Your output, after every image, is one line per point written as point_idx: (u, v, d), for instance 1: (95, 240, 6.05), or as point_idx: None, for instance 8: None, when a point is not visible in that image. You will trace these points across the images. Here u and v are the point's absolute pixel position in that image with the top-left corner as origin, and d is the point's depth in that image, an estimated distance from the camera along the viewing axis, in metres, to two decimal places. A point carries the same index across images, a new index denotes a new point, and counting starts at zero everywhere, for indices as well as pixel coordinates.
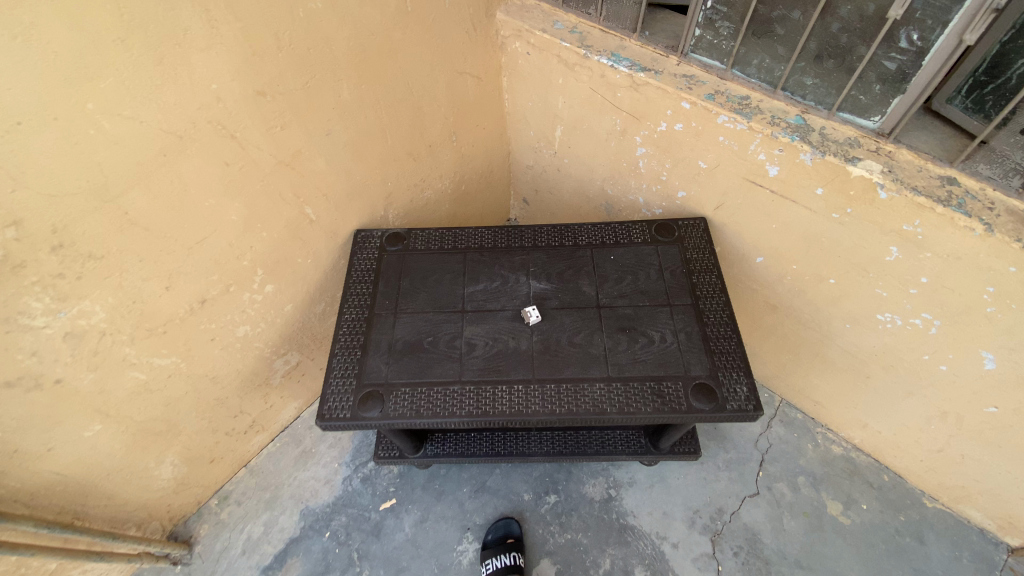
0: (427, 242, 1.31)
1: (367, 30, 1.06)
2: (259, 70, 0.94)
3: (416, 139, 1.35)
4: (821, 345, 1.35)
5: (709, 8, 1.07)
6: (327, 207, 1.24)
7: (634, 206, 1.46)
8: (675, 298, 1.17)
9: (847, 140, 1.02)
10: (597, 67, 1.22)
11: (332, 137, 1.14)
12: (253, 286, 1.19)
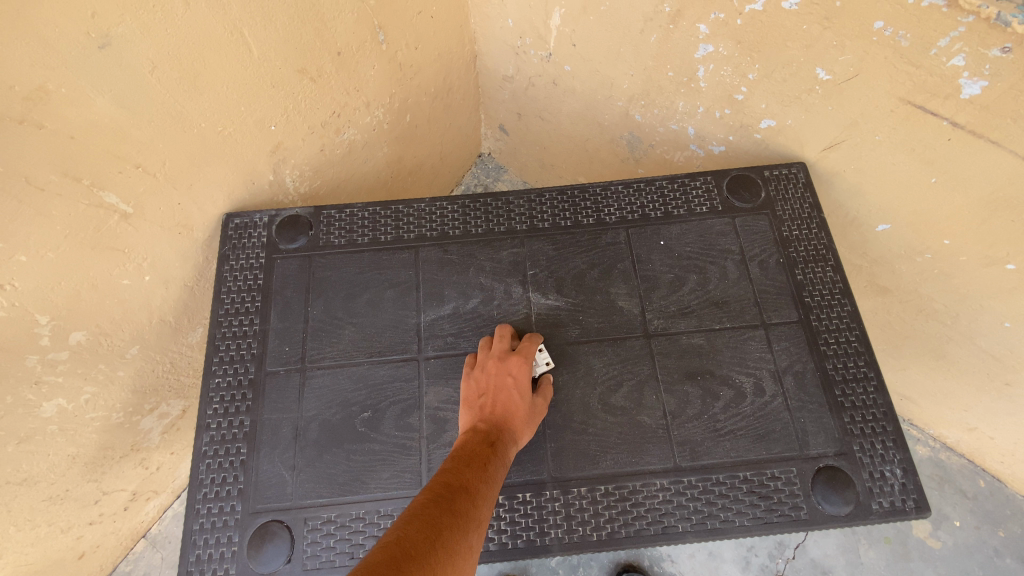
0: (350, 230, 0.78)
1: None
2: None
3: (311, 44, 0.76)
4: (944, 340, 0.94)
5: None
6: (155, 186, 0.68)
7: (679, 140, 0.94)
8: (770, 313, 0.71)
9: None
10: None
11: (120, 54, 0.57)
12: (45, 343, 0.67)
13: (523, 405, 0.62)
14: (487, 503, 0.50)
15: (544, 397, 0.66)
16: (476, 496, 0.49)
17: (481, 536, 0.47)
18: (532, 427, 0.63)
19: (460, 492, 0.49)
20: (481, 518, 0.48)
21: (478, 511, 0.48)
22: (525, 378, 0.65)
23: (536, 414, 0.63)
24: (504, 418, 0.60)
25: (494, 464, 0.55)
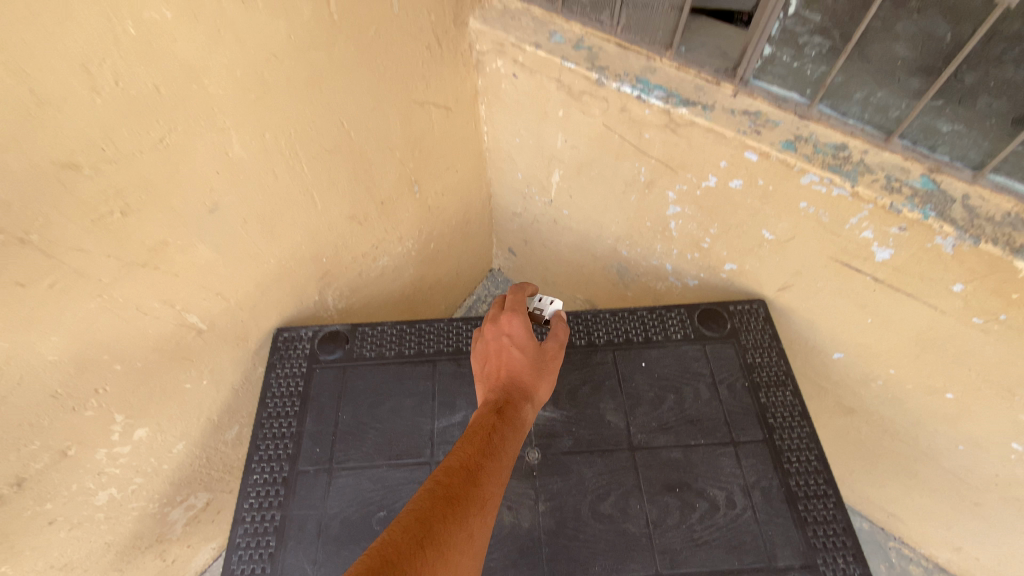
0: (379, 345, 0.92)
1: (265, 53, 0.67)
2: (60, 133, 0.54)
3: (361, 197, 0.95)
4: (912, 460, 1.02)
5: (791, 16, 0.71)
6: (226, 308, 0.84)
7: (660, 272, 1.10)
8: (739, 431, 0.82)
9: (1006, 218, 0.68)
10: (616, 99, 0.86)
11: (222, 215, 0.75)
12: (113, 439, 0.79)
13: (523, 360, 0.72)
14: (494, 475, 0.59)
15: (549, 347, 0.75)
16: (479, 474, 0.58)
17: (489, 508, 0.56)
18: (540, 375, 0.72)
19: (460, 474, 0.57)
20: (484, 493, 0.56)
21: (479, 494, 0.56)
22: (520, 337, 0.74)
23: (542, 365, 0.73)
24: (512, 385, 0.70)
25: (502, 432, 0.64)
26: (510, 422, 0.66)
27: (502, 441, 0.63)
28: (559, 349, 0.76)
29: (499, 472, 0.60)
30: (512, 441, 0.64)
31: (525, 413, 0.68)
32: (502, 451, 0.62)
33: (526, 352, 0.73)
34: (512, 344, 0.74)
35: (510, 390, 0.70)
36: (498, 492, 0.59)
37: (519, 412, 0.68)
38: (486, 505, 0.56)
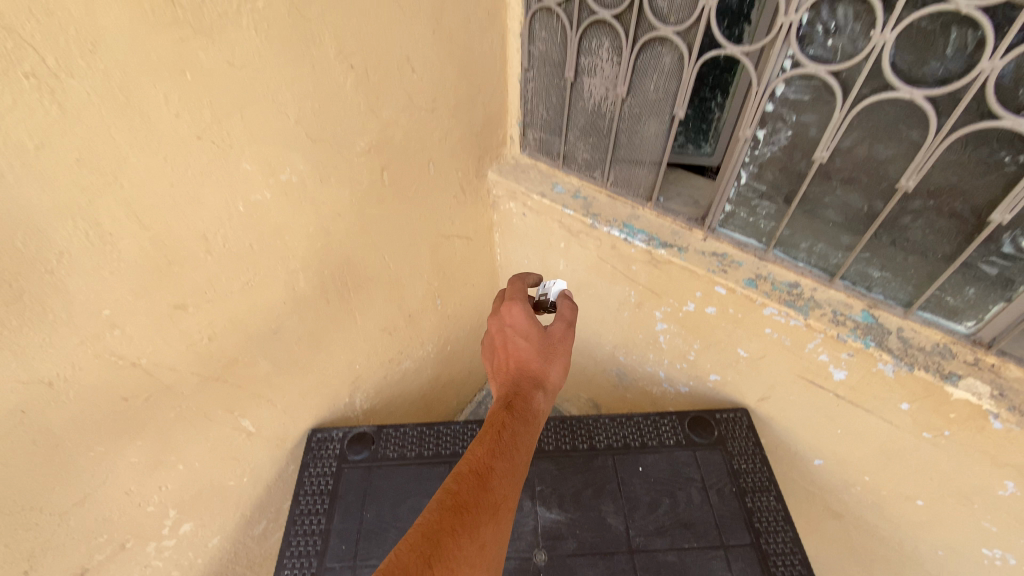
0: (401, 446, 1.03)
1: (331, 212, 0.86)
2: (178, 283, 0.71)
3: (391, 312, 1.11)
4: (903, 566, 1.06)
5: (742, 184, 0.90)
6: (272, 411, 0.97)
7: (654, 378, 1.23)
8: (728, 536, 0.90)
9: (936, 349, 0.81)
10: (607, 238, 1.06)
11: (281, 335, 0.90)
12: (163, 533, 0.88)
13: (529, 348, 0.75)
14: (507, 468, 0.60)
15: (556, 331, 0.78)
16: (488, 476, 0.58)
17: (504, 505, 0.57)
18: (549, 359, 0.75)
19: (468, 477, 0.57)
20: (495, 495, 0.56)
21: (489, 497, 0.56)
22: (523, 325, 0.77)
23: (549, 352, 0.75)
24: (523, 376, 0.73)
25: (512, 425, 0.65)
26: (523, 415, 0.67)
27: (512, 435, 0.64)
28: (570, 331, 0.79)
29: (512, 465, 0.61)
30: (527, 433, 0.65)
31: (538, 399, 0.71)
32: (515, 444, 0.63)
33: (530, 340, 0.76)
34: (517, 334, 0.77)
35: (521, 380, 0.72)
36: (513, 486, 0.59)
37: (532, 402, 0.70)
38: (499, 504, 0.56)
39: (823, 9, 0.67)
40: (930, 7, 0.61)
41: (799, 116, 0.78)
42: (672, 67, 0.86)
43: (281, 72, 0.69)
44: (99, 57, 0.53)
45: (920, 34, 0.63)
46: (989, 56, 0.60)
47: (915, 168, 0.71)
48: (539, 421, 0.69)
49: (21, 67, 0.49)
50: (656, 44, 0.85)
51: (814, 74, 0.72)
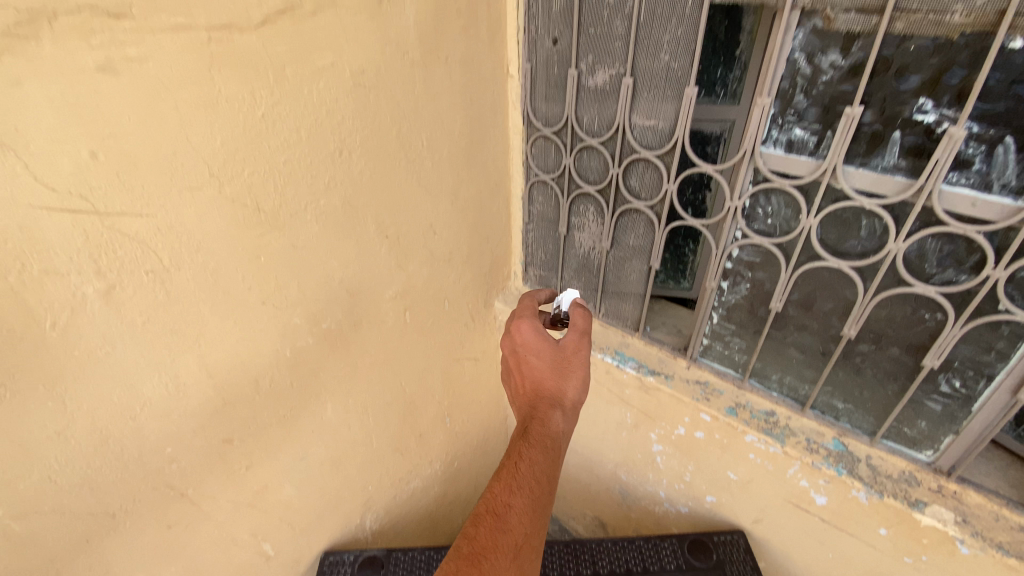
0: (411, 567, 1.14)
1: (360, 350, 1.01)
2: (230, 420, 0.83)
3: (405, 433, 1.21)
4: None
5: (716, 322, 1.05)
6: (291, 533, 1.03)
7: (654, 497, 1.29)
8: None
9: (902, 476, 0.89)
10: (602, 364, 1.20)
11: (308, 461, 1.00)
12: None
13: (542, 365, 0.85)
14: (523, 500, 0.68)
15: (569, 342, 0.87)
16: (501, 512, 0.67)
17: (526, 538, 0.66)
18: (562, 374, 0.84)
19: (487, 518, 0.66)
20: (509, 530, 0.65)
21: (508, 535, 0.65)
22: (534, 345, 0.86)
23: (562, 366, 0.85)
24: (539, 400, 0.82)
25: (528, 449, 0.73)
26: (539, 441, 0.75)
27: (528, 463, 0.71)
28: (583, 341, 0.87)
29: (529, 492, 0.69)
30: (545, 456, 0.73)
31: (554, 420, 0.79)
32: (531, 474, 0.70)
33: (543, 357, 0.86)
34: (529, 354, 0.87)
35: (537, 404, 0.81)
36: (533, 516, 0.67)
37: (548, 425, 0.78)
38: (520, 539, 0.65)
39: (760, 198, 0.86)
40: (842, 201, 0.78)
41: (754, 272, 0.94)
42: (645, 229, 1.04)
43: (332, 246, 0.87)
44: (201, 252, 0.70)
45: (839, 218, 0.80)
46: (895, 239, 0.75)
47: (855, 319, 0.85)
48: (557, 442, 0.77)
49: (146, 266, 0.65)
50: (632, 212, 1.04)
51: (762, 244, 0.89)
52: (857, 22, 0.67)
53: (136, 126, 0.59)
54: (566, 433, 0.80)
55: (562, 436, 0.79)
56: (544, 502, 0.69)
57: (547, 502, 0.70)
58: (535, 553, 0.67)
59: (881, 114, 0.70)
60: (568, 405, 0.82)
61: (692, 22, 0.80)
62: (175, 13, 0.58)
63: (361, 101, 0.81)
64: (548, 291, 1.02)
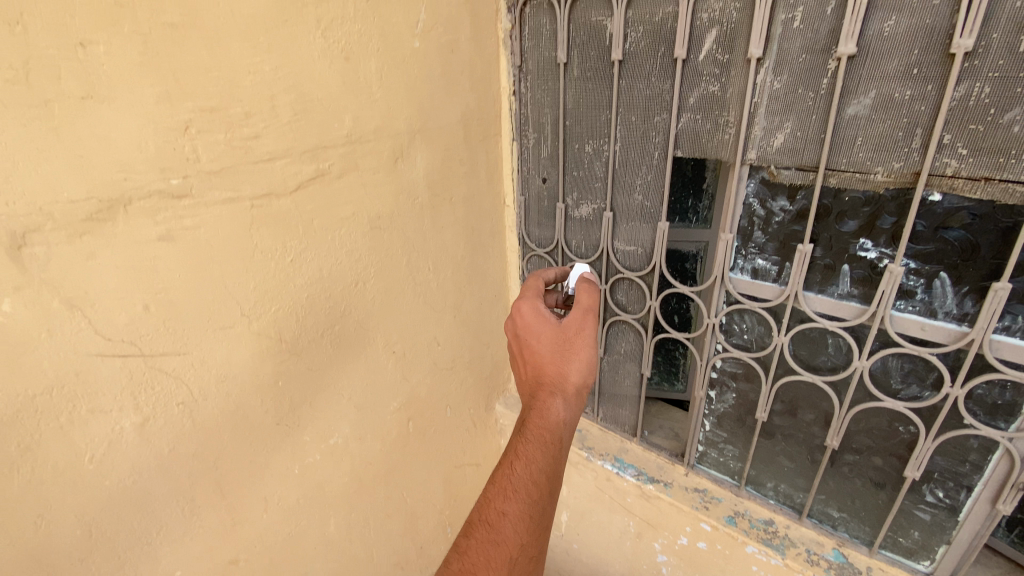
0: None
1: (365, 462, 1.05)
2: (238, 540, 0.85)
3: (407, 545, 1.21)
4: None
5: (708, 429, 1.09)
6: None
7: None
8: None
9: None
10: (602, 470, 1.23)
11: None
12: None
13: (544, 349, 0.84)
14: (518, 508, 0.66)
15: (573, 326, 0.85)
16: (494, 517, 0.66)
17: (520, 548, 0.65)
18: (563, 357, 0.82)
19: (481, 530, 0.65)
20: (501, 534, 0.64)
21: (501, 548, 0.63)
22: (535, 330, 0.86)
23: (565, 349, 0.83)
24: (540, 389, 0.80)
25: (525, 440, 0.72)
26: (538, 434, 0.73)
27: (525, 465, 0.69)
28: (587, 323, 0.86)
29: (525, 495, 0.67)
30: (544, 449, 0.71)
31: (554, 409, 0.76)
32: (527, 476, 0.68)
33: (544, 341, 0.85)
34: (531, 340, 0.85)
35: (537, 394, 0.79)
36: (530, 524, 0.66)
37: (548, 414, 0.75)
38: (514, 549, 0.64)
39: (735, 316, 0.95)
40: (807, 321, 0.86)
41: (738, 383, 1.00)
42: (634, 339, 1.12)
43: (345, 366, 0.94)
44: (226, 381, 0.77)
45: (807, 337, 0.87)
46: (859, 357, 0.82)
47: (836, 430, 0.89)
48: (559, 433, 0.74)
49: (178, 398, 0.72)
50: (620, 323, 1.12)
51: (741, 357, 0.96)
52: (799, 176, 0.78)
53: (184, 280, 0.69)
54: (571, 419, 0.78)
55: (564, 426, 0.76)
56: (542, 502, 0.68)
57: (547, 500, 0.69)
58: (531, 560, 0.66)
59: (829, 250, 0.80)
60: (573, 391, 0.79)
61: (659, 170, 0.93)
62: (226, 188, 0.70)
63: (375, 239, 0.93)
64: (556, 271, 1.01)
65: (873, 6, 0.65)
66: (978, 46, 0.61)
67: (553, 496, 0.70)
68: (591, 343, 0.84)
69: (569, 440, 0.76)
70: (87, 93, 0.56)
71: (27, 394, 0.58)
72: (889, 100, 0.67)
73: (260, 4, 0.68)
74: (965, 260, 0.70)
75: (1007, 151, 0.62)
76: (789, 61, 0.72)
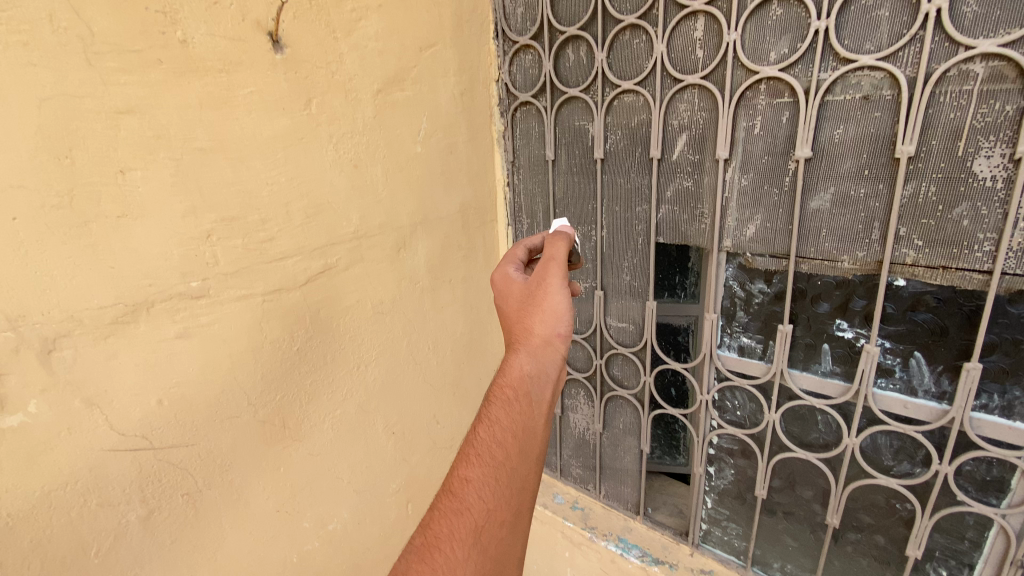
0: None
1: (363, 547, 1.04)
2: None
3: None
4: None
5: (710, 506, 1.08)
6: None
7: None
8: None
9: None
10: (607, 551, 1.21)
11: None
12: None
13: (512, 305, 0.72)
14: (481, 471, 0.59)
15: (538, 271, 0.72)
16: (458, 483, 0.59)
17: (487, 514, 0.57)
18: (529, 306, 0.69)
19: (444, 499, 0.58)
20: (463, 502, 0.57)
21: (464, 515, 0.56)
22: (503, 290, 0.75)
23: (532, 298, 0.70)
24: (508, 346, 0.70)
25: (491, 403, 0.65)
26: (500, 393, 0.65)
27: (488, 427, 0.62)
28: (551, 273, 0.71)
29: (489, 459, 0.60)
30: (508, 409, 0.63)
31: (513, 365, 0.66)
32: (490, 439, 0.61)
33: (513, 296, 0.73)
34: (501, 300, 0.75)
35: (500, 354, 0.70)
36: (496, 487, 0.58)
37: (507, 371, 0.66)
38: (480, 517, 0.56)
39: (726, 392, 0.97)
40: (796, 399, 0.88)
41: (735, 459, 1.01)
42: (631, 415, 1.13)
43: (345, 448, 0.96)
44: (230, 469, 0.79)
45: (797, 414, 0.90)
46: (848, 433, 0.84)
47: (835, 508, 0.89)
48: (525, 388, 0.64)
49: (183, 488, 0.74)
50: (617, 398, 1.14)
51: (736, 433, 0.97)
52: (772, 262, 0.84)
53: (196, 374, 0.73)
54: (542, 372, 0.66)
55: (531, 381, 0.65)
56: (509, 464, 0.60)
57: (518, 460, 0.61)
58: (506, 527, 0.58)
59: (809, 329, 0.84)
60: (538, 343, 0.67)
61: (644, 254, 0.99)
62: (241, 287, 0.76)
63: (378, 324, 0.98)
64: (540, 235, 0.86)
65: (822, 118, 0.73)
66: (919, 152, 0.67)
67: (526, 455, 0.62)
68: (557, 289, 0.70)
69: (542, 399, 0.65)
70: (122, 212, 0.63)
71: (43, 490, 0.61)
72: (847, 196, 0.74)
73: (281, 127, 0.77)
74: (936, 340, 0.74)
75: (958, 244, 0.68)
76: (754, 161, 0.80)
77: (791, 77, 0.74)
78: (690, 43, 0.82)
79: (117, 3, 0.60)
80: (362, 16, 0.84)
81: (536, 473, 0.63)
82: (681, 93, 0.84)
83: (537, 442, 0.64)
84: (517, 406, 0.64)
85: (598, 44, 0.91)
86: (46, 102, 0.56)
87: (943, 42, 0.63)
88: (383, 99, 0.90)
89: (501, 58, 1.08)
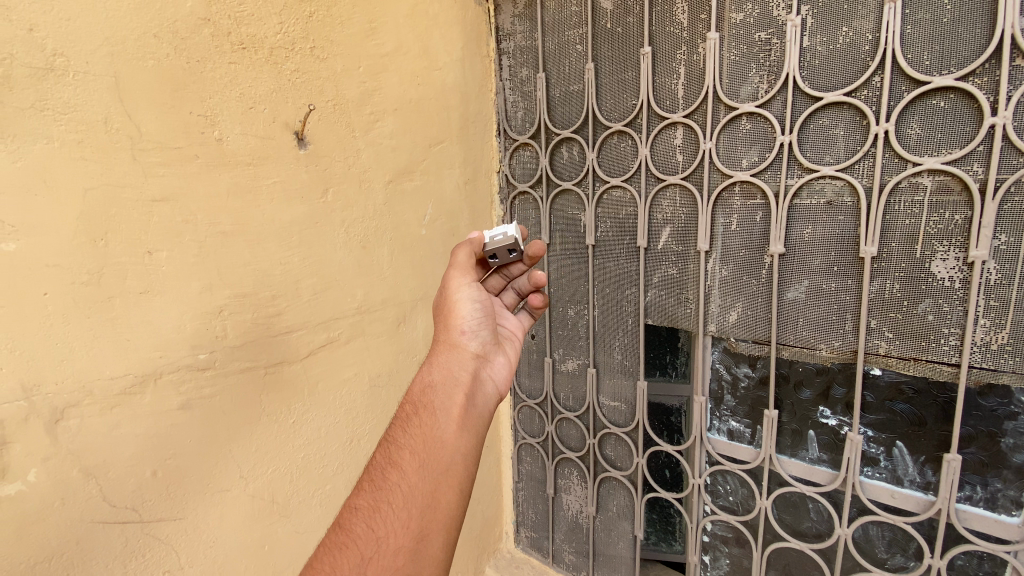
0: None
1: None
2: None
3: None
4: None
5: None
6: None
7: None
8: None
9: None
10: None
11: None
12: None
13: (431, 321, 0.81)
14: (371, 497, 0.59)
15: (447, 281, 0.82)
16: (344, 520, 0.57)
17: (377, 545, 0.55)
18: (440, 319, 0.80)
19: (332, 534, 0.56)
20: (350, 536, 0.56)
21: (349, 549, 0.54)
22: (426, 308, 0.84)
23: (440, 308, 0.80)
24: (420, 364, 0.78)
25: (393, 421, 0.69)
26: (405, 412, 0.70)
27: (383, 449, 0.65)
28: (452, 276, 0.81)
29: (376, 485, 0.61)
30: (409, 426, 0.67)
31: (418, 376, 0.74)
32: (384, 457, 0.64)
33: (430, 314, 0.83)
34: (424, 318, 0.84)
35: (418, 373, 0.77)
36: (385, 511, 0.58)
37: (411, 386, 0.73)
38: (368, 550, 0.55)
39: (718, 477, 0.97)
40: (786, 485, 0.88)
41: (730, 547, 0.99)
42: (625, 497, 1.12)
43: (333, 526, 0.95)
44: (214, 546, 0.77)
45: (788, 502, 0.89)
46: (839, 523, 0.83)
47: None
48: (424, 396, 0.70)
49: (165, 565, 0.72)
50: (611, 480, 1.13)
51: (729, 521, 0.96)
52: (755, 348, 0.87)
53: (193, 447, 0.73)
54: (444, 379, 0.74)
55: (434, 388, 0.72)
56: (402, 484, 0.61)
57: (418, 476, 0.62)
58: (406, 553, 0.56)
59: (794, 415, 0.87)
60: (444, 345, 0.78)
61: (634, 335, 1.03)
62: (246, 360, 0.79)
63: (374, 398, 1.00)
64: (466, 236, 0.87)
65: (792, 218, 0.80)
66: (881, 253, 0.74)
67: (427, 470, 0.63)
68: (458, 289, 0.80)
69: (447, 399, 0.71)
70: (144, 289, 0.67)
71: (27, 562, 0.60)
72: (820, 289, 0.79)
73: (298, 212, 0.84)
74: (916, 431, 0.76)
75: (926, 337, 0.72)
76: (733, 254, 0.86)
77: (762, 182, 0.82)
78: (670, 148, 0.91)
79: (166, 108, 0.68)
80: (378, 118, 0.95)
81: (445, 490, 0.62)
82: (664, 190, 0.93)
83: (441, 457, 0.65)
84: (420, 421, 0.67)
85: (589, 145, 1.01)
86: (91, 191, 0.63)
87: (893, 158, 0.72)
88: (393, 188, 0.99)
89: (502, 154, 1.19)
